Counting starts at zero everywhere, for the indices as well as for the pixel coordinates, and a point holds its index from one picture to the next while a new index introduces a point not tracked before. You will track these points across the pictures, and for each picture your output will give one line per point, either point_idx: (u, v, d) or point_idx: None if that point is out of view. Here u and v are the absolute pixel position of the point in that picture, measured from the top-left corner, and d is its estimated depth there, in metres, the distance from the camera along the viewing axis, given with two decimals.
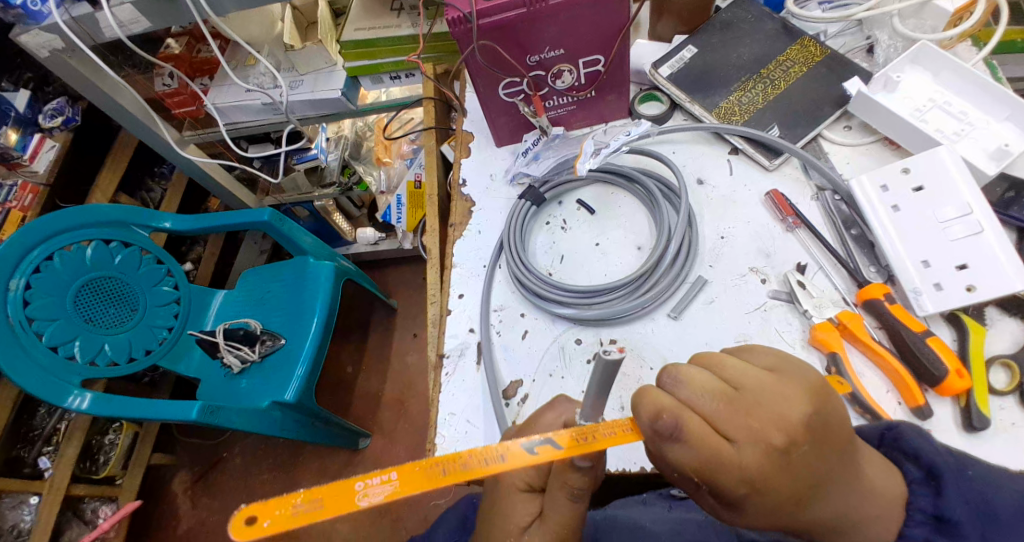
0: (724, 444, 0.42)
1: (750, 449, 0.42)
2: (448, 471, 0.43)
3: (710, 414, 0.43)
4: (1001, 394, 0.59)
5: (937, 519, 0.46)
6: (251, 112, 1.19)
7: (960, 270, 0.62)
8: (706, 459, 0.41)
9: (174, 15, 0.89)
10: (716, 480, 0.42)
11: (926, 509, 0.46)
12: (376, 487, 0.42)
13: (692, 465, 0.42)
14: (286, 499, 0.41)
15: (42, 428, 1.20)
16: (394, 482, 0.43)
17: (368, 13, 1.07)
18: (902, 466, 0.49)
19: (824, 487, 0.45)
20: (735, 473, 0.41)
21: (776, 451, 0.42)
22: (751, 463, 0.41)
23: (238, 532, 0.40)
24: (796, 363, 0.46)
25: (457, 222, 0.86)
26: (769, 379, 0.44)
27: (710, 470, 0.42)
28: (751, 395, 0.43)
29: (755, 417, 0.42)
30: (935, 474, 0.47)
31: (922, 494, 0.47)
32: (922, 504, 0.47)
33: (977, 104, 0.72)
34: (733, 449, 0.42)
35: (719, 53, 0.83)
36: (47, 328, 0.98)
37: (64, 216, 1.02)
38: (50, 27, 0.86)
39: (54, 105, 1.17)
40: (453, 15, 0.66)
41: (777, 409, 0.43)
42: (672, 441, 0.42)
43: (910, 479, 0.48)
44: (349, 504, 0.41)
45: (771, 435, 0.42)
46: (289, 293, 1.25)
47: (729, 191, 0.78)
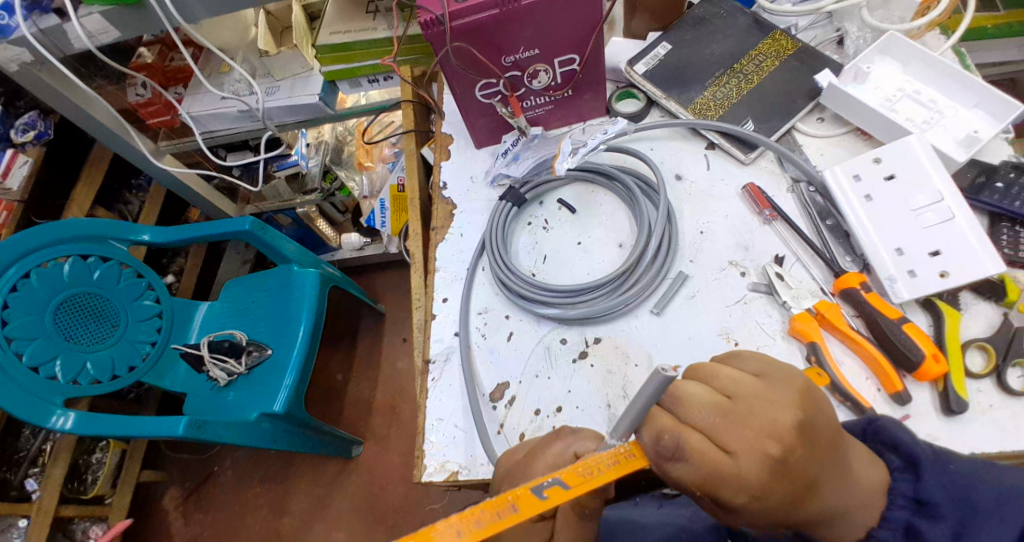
0: (722, 457, 0.43)
1: (750, 462, 0.43)
2: (463, 532, 0.41)
3: (712, 431, 0.44)
4: (978, 377, 0.60)
5: (917, 503, 0.48)
6: (227, 120, 1.17)
7: (933, 256, 0.63)
8: (707, 475, 0.43)
9: (145, 25, 0.88)
10: (722, 494, 0.43)
11: (907, 494, 0.48)
12: None
13: (695, 482, 0.44)
14: None
15: (27, 450, 1.18)
16: None
17: (342, 16, 1.06)
18: (885, 457, 0.51)
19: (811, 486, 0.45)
20: (735, 485, 0.43)
21: (774, 460, 0.43)
22: (749, 472, 0.43)
23: None
24: None
25: (439, 226, 0.86)
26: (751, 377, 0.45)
27: (716, 486, 0.43)
28: (745, 403, 0.44)
29: (749, 425, 0.43)
30: (914, 462, 0.49)
31: (904, 480, 0.49)
32: (903, 489, 0.49)
33: (944, 92, 0.74)
34: (731, 460, 0.43)
35: (693, 48, 0.84)
36: (27, 348, 0.97)
37: (40, 231, 1.00)
38: (18, 41, 0.85)
39: (26, 119, 1.14)
40: (425, 17, 0.66)
41: (766, 415, 0.44)
42: (675, 461, 0.44)
43: (893, 467, 0.50)
44: None
45: (766, 445, 0.43)
46: (273, 303, 1.24)
47: (706, 185, 0.79)
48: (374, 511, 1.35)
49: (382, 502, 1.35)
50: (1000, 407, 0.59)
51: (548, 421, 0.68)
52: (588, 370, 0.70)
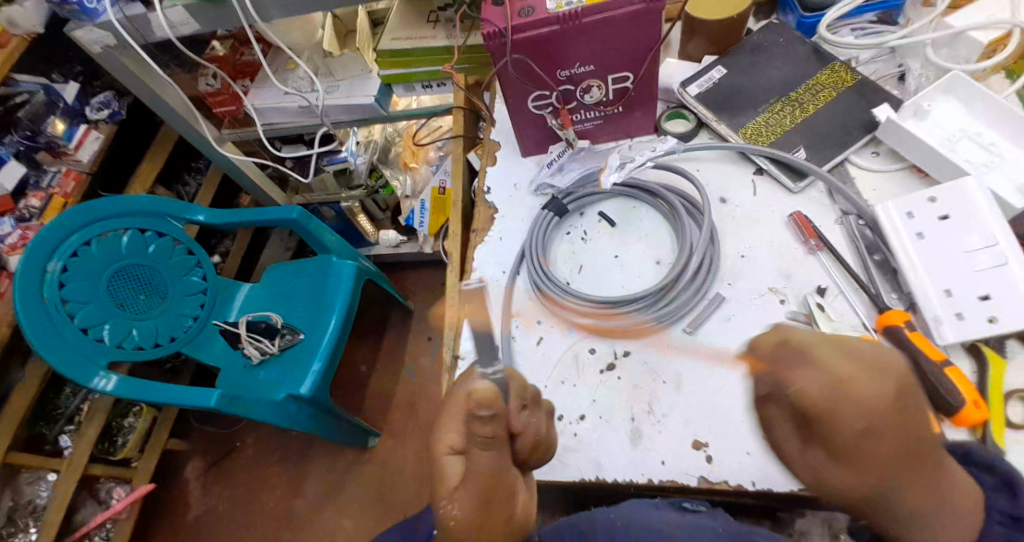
0: (847, 377, 0.47)
1: None
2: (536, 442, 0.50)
3: None
4: (1018, 428, 0.58)
5: (1014, 519, 0.49)
6: (288, 115, 1.23)
7: (983, 301, 0.62)
8: (830, 384, 0.47)
9: (223, 21, 0.93)
10: None
11: (1003, 509, 0.49)
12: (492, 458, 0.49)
13: None
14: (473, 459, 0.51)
15: (66, 408, 1.24)
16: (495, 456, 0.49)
17: (405, 22, 1.10)
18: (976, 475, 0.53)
19: (920, 465, 0.48)
20: (856, 403, 0.46)
21: None
22: (872, 399, 0.46)
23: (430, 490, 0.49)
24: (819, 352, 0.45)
25: (479, 227, 0.88)
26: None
27: None
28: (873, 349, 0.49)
29: (868, 363, 0.48)
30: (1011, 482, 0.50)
31: (999, 497, 0.50)
32: (1001, 505, 0.50)
33: (1006, 136, 0.72)
34: (857, 385, 0.46)
35: (749, 74, 0.84)
36: (79, 310, 1.02)
37: (100, 204, 1.06)
38: (103, 24, 0.91)
39: (102, 98, 1.22)
40: (487, 29, 0.69)
41: (887, 359, 0.48)
42: None
43: (978, 485, 0.49)
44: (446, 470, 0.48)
45: (883, 379, 0.47)
46: (311, 290, 1.28)
47: (752, 210, 0.78)
48: (384, 505, 1.37)
49: (391, 496, 1.37)
50: None
51: (570, 429, 0.68)
52: (616, 383, 0.70)
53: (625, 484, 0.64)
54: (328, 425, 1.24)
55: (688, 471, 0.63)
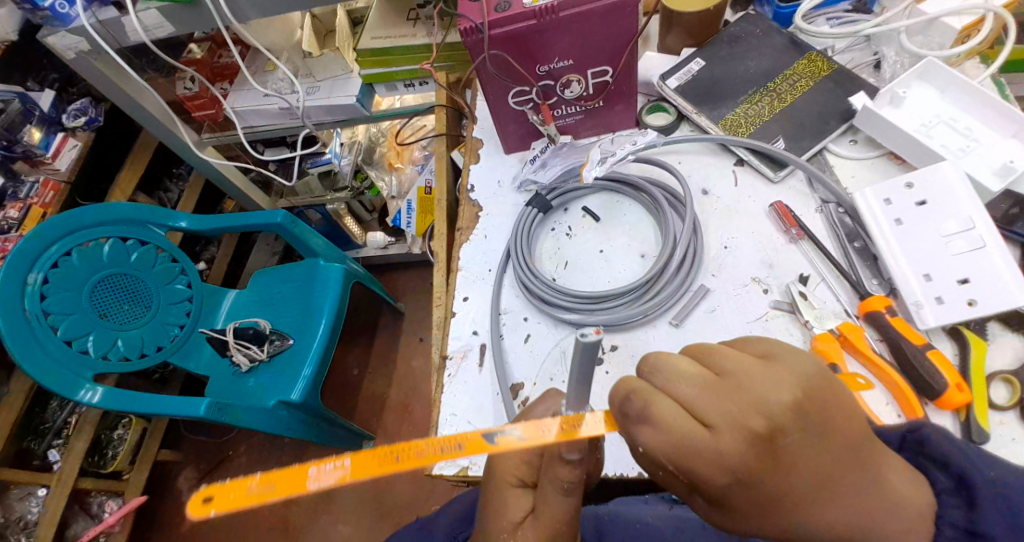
0: (699, 428, 0.40)
1: (729, 436, 0.40)
2: (401, 458, 0.46)
3: (688, 400, 0.41)
4: (1002, 409, 0.59)
5: (969, 534, 0.45)
6: (268, 117, 1.22)
7: (962, 285, 0.62)
8: (682, 447, 0.40)
9: (197, 23, 0.92)
10: (694, 473, 0.40)
11: (957, 523, 0.45)
12: (328, 472, 0.46)
13: (668, 454, 0.41)
14: (242, 482, 0.46)
15: (53, 422, 1.23)
16: (345, 468, 0.46)
17: (385, 22, 1.09)
18: (929, 473, 0.49)
19: (839, 480, 0.43)
20: (722, 464, 0.40)
21: (759, 439, 0.40)
22: (731, 451, 0.40)
23: (195, 510, 0.45)
24: (794, 353, 0.44)
25: (464, 226, 0.88)
26: (780, 366, 0.43)
27: (686, 461, 0.40)
28: (735, 379, 0.42)
29: (733, 400, 0.41)
30: (965, 483, 0.46)
31: (953, 506, 0.46)
32: (954, 517, 0.46)
33: (981, 120, 0.73)
34: (711, 437, 0.40)
35: (726, 66, 0.84)
36: (62, 322, 1.01)
37: (80, 213, 1.04)
38: (76, 30, 0.89)
39: (78, 106, 1.20)
40: (464, 25, 0.68)
41: (761, 392, 0.41)
42: (641, 423, 0.42)
43: (939, 488, 0.48)
44: (300, 485, 0.47)
45: (751, 420, 0.40)
46: (298, 294, 1.27)
47: (733, 201, 0.79)
48: (380, 507, 1.36)
49: (388, 499, 1.37)
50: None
51: None
52: (603, 377, 0.70)
53: (617, 477, 0.64)
54: (319, 430, 1.23)
55: None
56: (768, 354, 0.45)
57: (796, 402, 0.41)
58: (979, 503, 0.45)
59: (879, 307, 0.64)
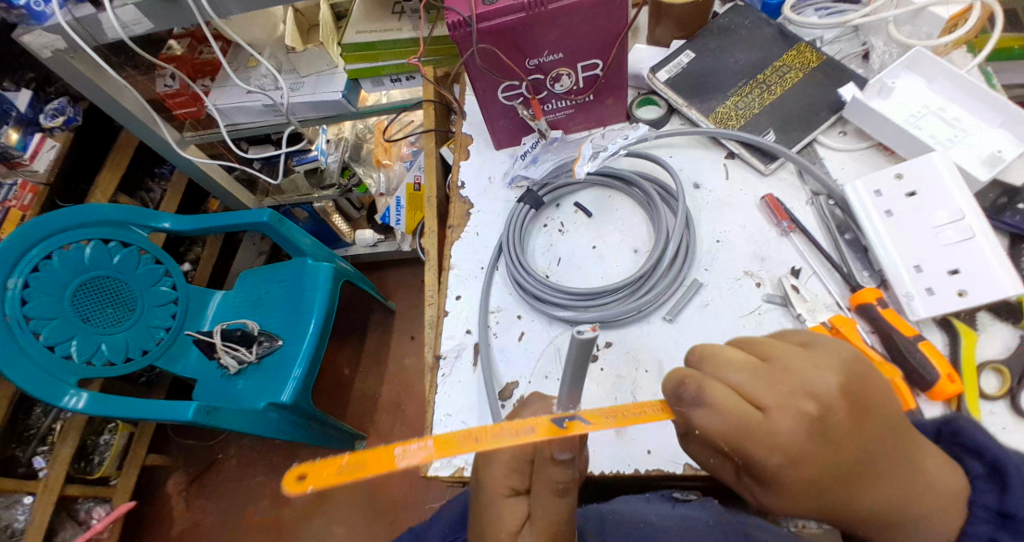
0: (752, 409, 0.41)
1: (783, 417, 0.40)
2: (479, 440, 0.44)
3: (738, 385, 0.42)
4: (992, 399, 0.60)
5: (1003, 516, 0.45)
6: (251, 114, 1.19)
7: (952, 275, 0.63)
8: (731, 424, 0.41)
9: (176, 18, 0.89)
10: (747, 452, 0.41)
11: (991, 506, 0.45)
12: (414, 451, 0.43)
13: (719, 434, 0.41)
14: (332, 461, 0.42)
15: (38, 428, 1.20)
16: (430, 448, 0.43)
17: (369, 16, 1.08)
18: (964, 462, 0.49)
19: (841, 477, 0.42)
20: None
21: (812, 421, 0.40)
22: (783, 432, 0.40)
23: (290, 486, 0.42)
24: (834, 339, 0.44)
25: (455, 224, 0.87)
26: (779, 362, 0.43)
27: (742, 442, 0.41)
28: (780, 364, 0.42)
29: (782, 384, 0.41)
30: (999, 469, 0.46)
31: (986, 490, 0.46)
32: (986, 500, 0.46)
33: (969, 111, 0.73)
34: (763, 417, 0.41)
35: (716, 58, 0.84)
36: (44, 327, 0.99)
37: (59, 215, 1.02)
38: (52, 27, 0.87)
39: (55, 105, 1.17)
40: (453, 18, 0.67)
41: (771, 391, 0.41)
42: (695, 406, 0.42)
43: (973, 475, 0.47)
44: (388, 464, 0.42)
45: (802, 402, 0.41)
46: (286, 295, 1.25)
47: (724, 195, 0.79)
48: (374, 507, 1.35)
49: (382, 498, 1.36)
50: (1014, 429, 0.58)
51: None
52: (598, 374, 0.70)
53: (612, 475, 0.64)
54: (311, 432, 1.22)
55: (675, 457, 0.64)
56: (805, 339, 0.45)
57: (843, 386, 0.41)
58: (1012, 488, 0.45)
59: (869, 299, 0.65)
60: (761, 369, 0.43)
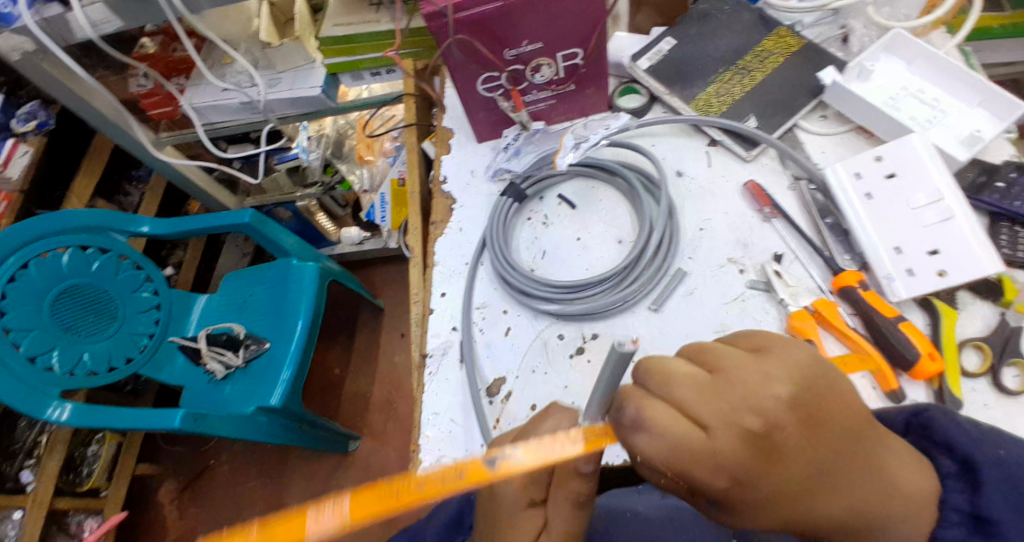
0: (694, 430, 0.40)
1: (725, 435, 0.40)
2: (404, 491, 0.43)
3: (680, 403, 0.41)
4: (973, 376, 0.60)
5: (975, 518, 0.44)
6: (228, 112, 1.17)
7: (932, 256, 0.63)
8: (671, 444, 0.40)
9: (146, 15, 0.87)
10: (692, 476, 0.40)
11: (962, 508, 0.45)
12: (329, 511, 0.41)
13: (662, 455, 0.40)
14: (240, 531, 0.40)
15: (23, 442, 1.18)
16: (346, 507, 0.41)
17: (346, 8, 1.05)
18: (935, 459, 0.48)
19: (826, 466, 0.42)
20: (714, 464, 0.40)
21: (753, 436, 0.40)
22: (726, 450, 0.39)
23: None
24: (784, 345, 0.44)
25: (438, 220, 0.86)
26: (763, 357, 0.43)
27: (683, 466, 0.40)
28: (724, 377, 0.42)
29: (725, 399, 0.40)
30: (970, 465, 0.46)
31: (957, 490, 0.45)
32: (957, 501, 0.45)
33: (948, 91, 0.73)
34: (705, 438, 0.40)
35: (696, 45, 0.83)
36: (24, 339, 0.97)
37: (33, 223, 0.99)
38: (19, 30, 0.84)
39: (27, 108, 1.15)
40: (427, 9, 0.66)
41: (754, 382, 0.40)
42: (636, 431, 0.41)
43: (943, 473, 0.47)
44: (299, 532, 0.41)
45: (744, 419, 0.40)
46: (271, 296, 1.23)
47: (707, 182, 0.78)
48: None
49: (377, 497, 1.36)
50: (995, 406, 0.58)
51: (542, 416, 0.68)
52: (584, 366, 0.70)
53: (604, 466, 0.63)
54: (301, 433, 1.21)
55: None
56: (757, 345, 0.44)
57: (790, 396, 0.40)
58: (984, 486, 0.44)
59: (851, 281, 0.65)
60: (712, 380, 0.42)
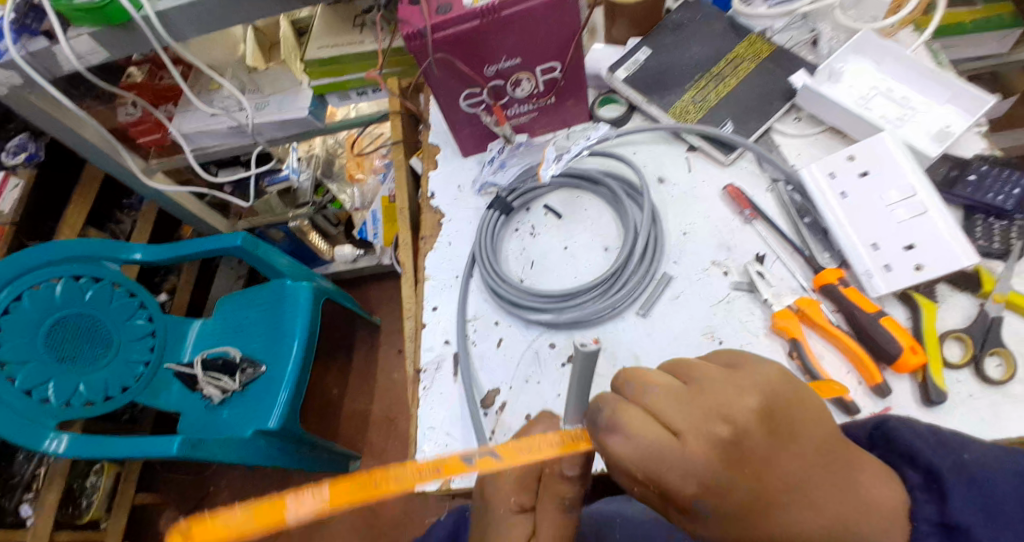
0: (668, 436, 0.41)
1: (696, 441, 0.41)
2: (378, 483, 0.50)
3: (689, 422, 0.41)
4: (956, 368, 0.61)
5: (946, 526, 0.44)
6: (217, 137, 1.18)
7: (908, 250, 0.64)
8: (645, 452, 0.41)
9: (133, 46, 0.88)
10: (665, 481, 0.41)
11: (931, 518, 0.44)
12: (310, 498, 0.47)
13: (636, 464, 0.41)
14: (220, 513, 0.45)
15: (22, 475, 1.17)
16: (325, 494, 0.48)
17: (331, 30, 1.06)
18: (902, 471, 0.48)
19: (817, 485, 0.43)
20: (681, 470, 0.40)
21: (723, 443, 0.41)
22: (699, 457, 0.40)
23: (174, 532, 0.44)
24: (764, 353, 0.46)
25: (428, 234, 0.87)
26: (732, 373, 0.44)
27: (656, 473, 0.41)
28: (701, 387, 0.43)
29: (697, 407, 0.42)
30: (934, 476, 0.46)
31: (926, 500, 0.45)
32: (927, 512, 0.45)
33: (916, 88, 0.75)
34: (678, 443, 0.41)
35: (671, 54, 0.85)
36: (19, 372, 0.97)
37: (22, 256, 0.99)
38: (7, 64, 0.86)
39: (16, 142, 1.15)
40: (407, 30, 0.68)
41: (722, 396, 0.42)
42: (610, 432, 0.42)
43: (911, 485, 0.46)
44: (280, 516, 0.46)
45: (714, 426, 0.41)
46: (266, 318, 1.24)
47: (688, 188, 0.80)
48: (373, 526, 1.35)
49: (381, 517, 1.35)
50: (979, 396, 0.59)
51: None
52: None
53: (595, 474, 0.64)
54: (301, 455, 1.20)
55: None
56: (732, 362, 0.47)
57: (762, 407, 0.42)
58: (950, 496, 0.44)
59: (830, 278, 0.66)
60: (708, 395, 0.42)
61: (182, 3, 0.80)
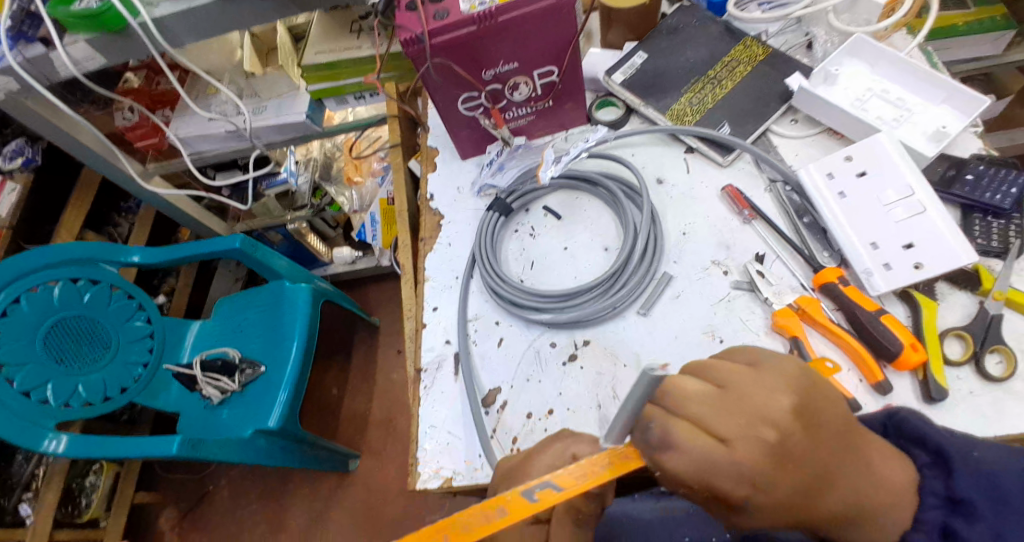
0: (715, 444, 0.41)
1: (739, 446, 0.40)
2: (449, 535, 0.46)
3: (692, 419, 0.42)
4: (957, 365, 0.62)
5: (949, 503, 0.47)
6: (216, 140, 1.18)
7: (907, 249, 0.65)
8: (698, 463, 0.41)
9: (131, 51, 0.88)
10: (718, 487, 0.41)
11: (938, 492, 0.48)
12: None
13: (688, 476, 0.41)
14: None
15: (20, 475, 1.17)
16: None
17: (327, 36, 1.06)
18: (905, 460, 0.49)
19: (820, 480, 0.43)
20: (733, 474, 0.40)
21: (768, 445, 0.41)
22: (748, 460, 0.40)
23: None
24: (762, 353, 0.46)
25: (427, 236, 0.88)
26: (762, 370, 0.44)
27: (709, 480, 0.41)
28: (737, 389, 0.43)
29: (739, 413, 0.41)
30: (943, 456, 0.49)
31: (933, 477, 0.49)
32: (934, 488, 0.48)
33: (910, 90, 0.76)
34: (727, 450, 0.41)
35: (668, 57, 0.86)
36: (17, 374, 0.97)
37: (21, 259, 0.99)
38: (5, 69, 0.86)
39: (12, 147, 1.15)
40: (404, 36, 0.68)
41: (759, 399, 0.42)
42: (664, 450, 0.42)
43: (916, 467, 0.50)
44: None
45: (758, 430, 0.41)
46: (266, 319, 1.24)
47: (687, 188, 0.81)
48: (374, 526, 1.35)
49: (381, 517, 1.36)
50: (980, 393, 0.60)
51: (540, 425, 0.69)
52: (579, 372, 0.71)
53: None
54: (302, 456, 1.20)
55: None
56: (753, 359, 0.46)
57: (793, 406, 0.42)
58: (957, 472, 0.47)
59: (832, 276, 0.67)
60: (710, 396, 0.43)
61: (179, 9, 0.80)
